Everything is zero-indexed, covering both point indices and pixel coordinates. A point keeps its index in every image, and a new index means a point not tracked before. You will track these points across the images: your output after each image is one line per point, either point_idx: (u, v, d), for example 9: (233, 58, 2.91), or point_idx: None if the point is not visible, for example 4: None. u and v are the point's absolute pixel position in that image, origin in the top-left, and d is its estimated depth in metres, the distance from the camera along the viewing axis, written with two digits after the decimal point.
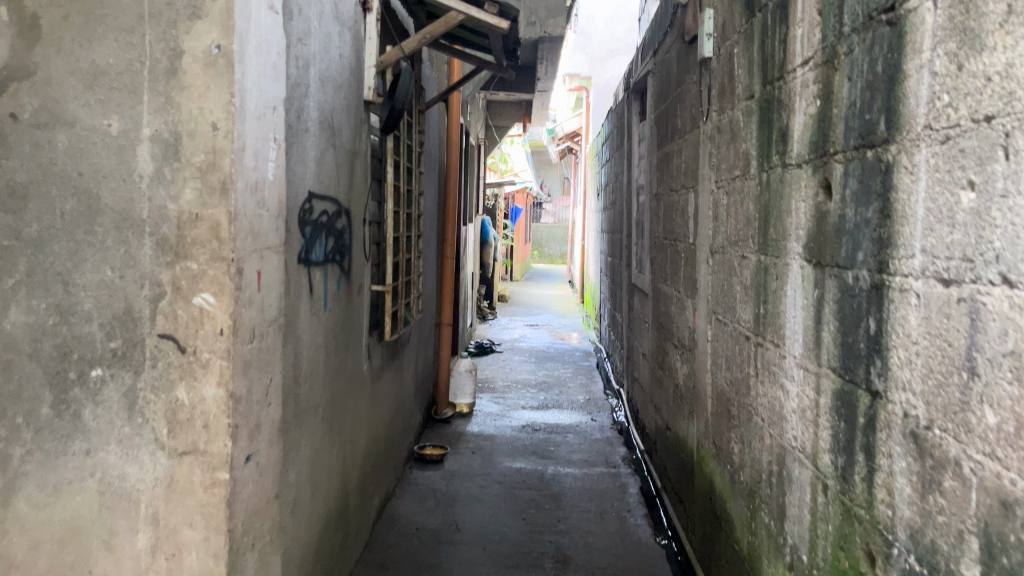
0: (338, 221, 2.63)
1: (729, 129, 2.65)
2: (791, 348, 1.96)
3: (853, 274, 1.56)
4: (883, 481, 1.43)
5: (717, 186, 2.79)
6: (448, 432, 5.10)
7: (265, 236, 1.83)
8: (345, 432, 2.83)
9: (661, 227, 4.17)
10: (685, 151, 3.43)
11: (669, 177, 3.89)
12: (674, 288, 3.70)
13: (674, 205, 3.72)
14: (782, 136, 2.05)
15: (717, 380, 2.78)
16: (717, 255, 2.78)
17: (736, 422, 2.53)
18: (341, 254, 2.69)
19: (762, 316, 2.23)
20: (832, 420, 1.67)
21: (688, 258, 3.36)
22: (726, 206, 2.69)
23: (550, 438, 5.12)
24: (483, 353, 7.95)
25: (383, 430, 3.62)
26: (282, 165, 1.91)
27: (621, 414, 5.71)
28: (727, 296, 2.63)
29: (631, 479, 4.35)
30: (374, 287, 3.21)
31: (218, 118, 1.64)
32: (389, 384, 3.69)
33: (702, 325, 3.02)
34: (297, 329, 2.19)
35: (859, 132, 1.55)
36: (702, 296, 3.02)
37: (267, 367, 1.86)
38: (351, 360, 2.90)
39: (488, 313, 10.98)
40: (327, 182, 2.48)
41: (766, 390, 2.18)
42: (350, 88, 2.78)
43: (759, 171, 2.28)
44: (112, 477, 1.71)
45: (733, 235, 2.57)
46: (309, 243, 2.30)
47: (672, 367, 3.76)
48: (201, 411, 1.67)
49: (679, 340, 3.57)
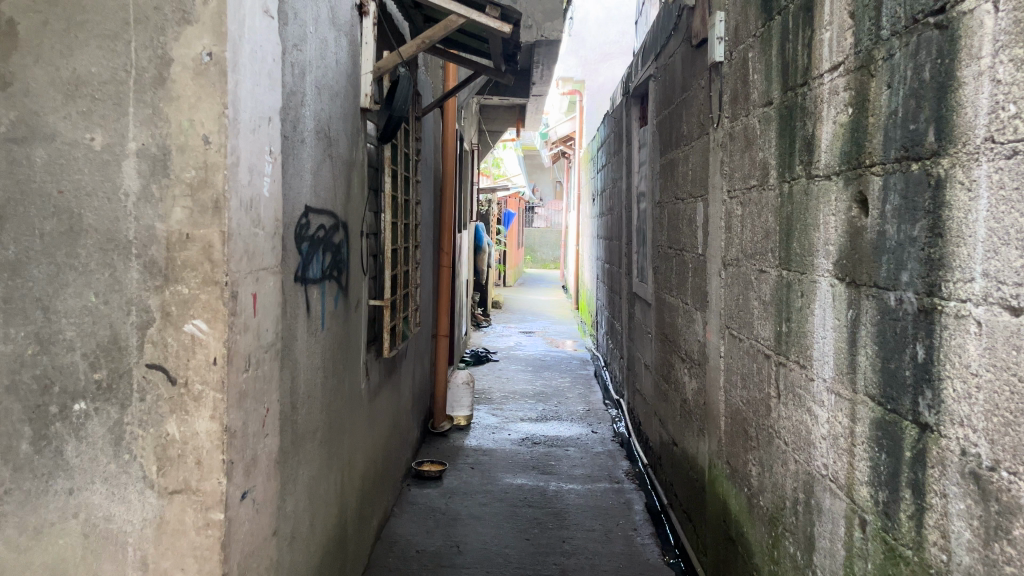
0: (336, 235, 2.51)
1: (743, 137, 2.56)
2: (820, 371, 1.85)
3: (896, 296, 1.46)
4: (936, 522, 1.33)
5: (730, 196, 2.69)
6: (446, 446, 4.99)
7: (261, 256, 1.71)
8: (343, 456, 2.71)
9: (665, 236, 4.07)
10: (692, 158, 3.34)
11: (674, 185, 3.79)
12: (681, 300, 3.60)
13: (680, 215, 3.62)
14: (807, 146, 1.95)
15: (732, 397, 2.68)
16: (730, 268, 2.68)
17: (754, 443, 2.43)
18: (339, 269, 2.57)
19: (784, 334, 2.13)
20: (871, 451, 1.57)
21: (696, 269, 3.26)
22: (741, 217, 2.58)
23: (550, 452, 5.01)
24: (479, 362, 7.83)
25: (381, 449, 3.50)
26: (278, 180, 1.79)
27: (621, 425, 5.61)
28: (743, 312, 2.53)
29: (636, 495, 4.24)
30: (372, 302, 3.09)
31: (210, 131, 1.52)
32: (387, 401, 3.57)
33: (714, 339, 2.92)
34: (294, 351, 2.07)
35: (902, 143, 1.45)
36: (714, 309, 2.92)
37: (264, 397, 1.74)
38: (349, 379, 2.78)
39: (483, 320, 10.86)
40: (324, 196, 2.36)
41: (789, 412, 2.07)
42: (348, 96, 2.67)
43: (779, 182, 2.18)
44: (97, 519, 1.58)
45: (749, 247, 2.47)
46: (306, 260, 2.18)
47: (679, 381, 3.66)
48: (194, 447, 1.55)
49: (687, 354, 3.46)
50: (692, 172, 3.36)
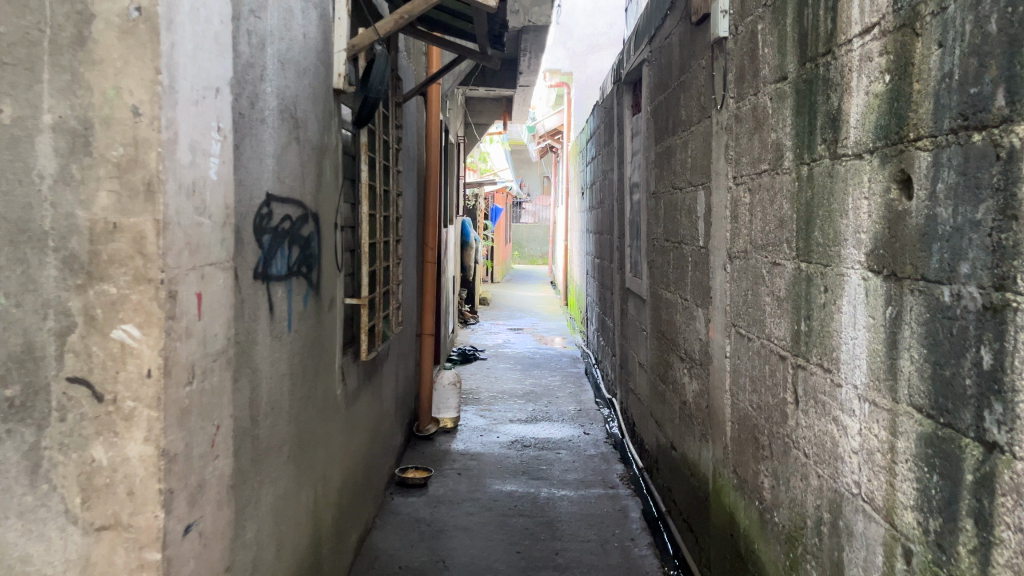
0: (305, 227, 2.27)
1: (751, 117, 2.34)
2: (849, 376, 1.63)
3: (954, 290, 1.24)
4: (1008, 562, 1.11)
5: (736, 182, 2.48)
6: (432, 451, 4.76)
7: (208, 249, 1.47)
8: (316, 469, 2.47)
9: (661, 228, 3.86)
10: (692, 144, 3.12)
11: (672, 174, 3.56)
12: (680, 296, 3.37)
13: (679, 205, 3.39)
14: (832, 122, 1.73)
15: (740, 402, 2.46)
16: (737, 261, 2.47)
17: (766, 452, 2.21)
18: (309, 265, 2.33)
19: (803, 333, 1.91)
20: (919, 471, 1.35)
21: (698, 262, 3.03)
22: (750, 205, 2.36)
23: (541, 455, 4.79)
24: (466, 361, 7.59)
25: (361, 458, 3.27)
26: (228, 162, 1.55)
27: (614, 425, 5.39)
28: (753, 308, 2.32)
29: (632, 501, 4.03)
30: (347, 300, 2.85)
31: (140, 101, 1.28)
32: (366, 407, 3.33)
33: (718, 338, 2.70)
34: (253, 357, 1.83)
35: (958, 110, 1.23)
36: (717, 306, 2.70)
37: (213, 413, 1.50)
38: (322, 385, 2.55)
39: (470, 317, 10.62)
40: (289, 183, 2.12)
41: (810, 421, 1.86)
42: (318, 75, 2.43)
43: (796, 165, 1.97)
44: (12, 562, 1.33)
45: (759, 238, 2.26)
46: (268, 255, 1.94)
47: (679, 382, 3.43)
48: (125, 475, 1.32)
49: (687, 354, 3.23)
50: (691, 158, 3.13)
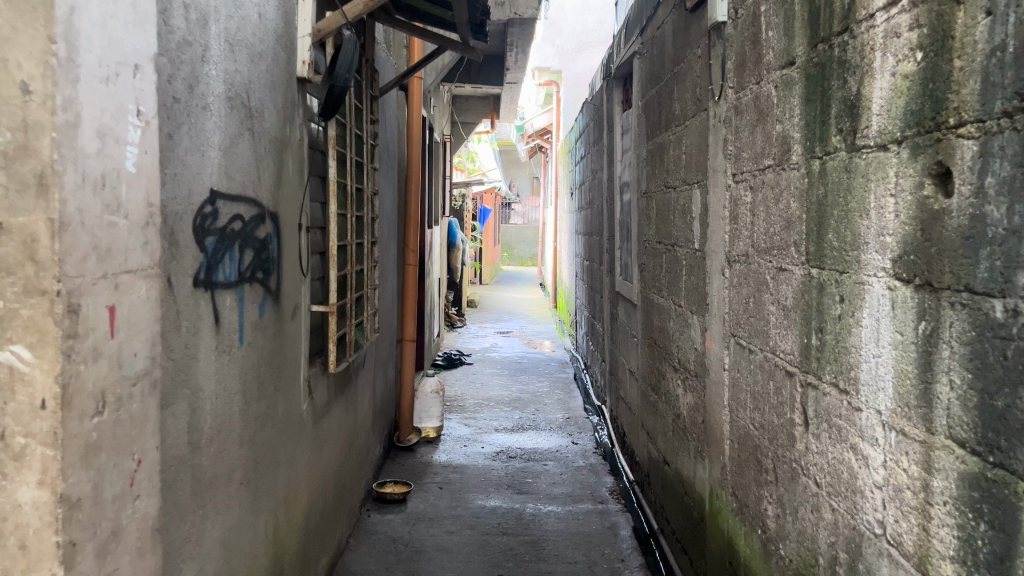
0: (261, 228, 2.05)
1: (753, 108, 2.14)
2: (871, 400, 1.43)
3: (1008, 306, 1.04)
4: None
5: (736, 179, 2.28)
6: (413, 463, 4.54)
7: (127, 254, 1.25)
8: (277, 495, 2.25)
9: (653, 229, 3.66)
10: (686, 139, 2.92)
11: (664, 172, 3.36)
12: (674, 303, 3.17)
13: (672, 205, 3.19)
14: (850, 109, 1.53)
15: (741, 419, 2.26)
16: (736, 266, 2.27)
17: (770, 477, 2.01)
18: (267, 271, 2.11)
19: (813, 346, 1.71)
20: (962, 517, 1.14)
21: (693, 266, 2.82)
22: (751, 204, 2.16)
23: (527, 467, 4.57)
24: (451, 366, 7.37)
25: (332, 476, 3.04)
26: (153, 151, 1.33)
27: (604, 434, 5.18)
28: (755, 317, 2.12)
29: (622, 517, 3.82)
30: (314, 307, 2.63)
31: (31, 76, 1.06)
32: (338, 421, 3.11)
33: (715, 348, 2.49)
34: (192, 376, 1.61)
35: (1013, 90, 1.03)
36: (714, 314, 2.50)
37: (134, 445, 1.28)
38: (284, 401, 2.33)
39: (457, 319, 10.41)
40: (241, 179, 1.91)
41: (823, 446, 1.65)
42: (278, 61, 2.21)
43: (805, 159, 1.76)
44: None
45: (762, 240, 2.06)
46: (212, 260, 1.72)
47: (672, 394, 3.23)
48: (15, 526, 1.10)
49: (681, 364, 3.03)
50: (686, 155, 2.93)
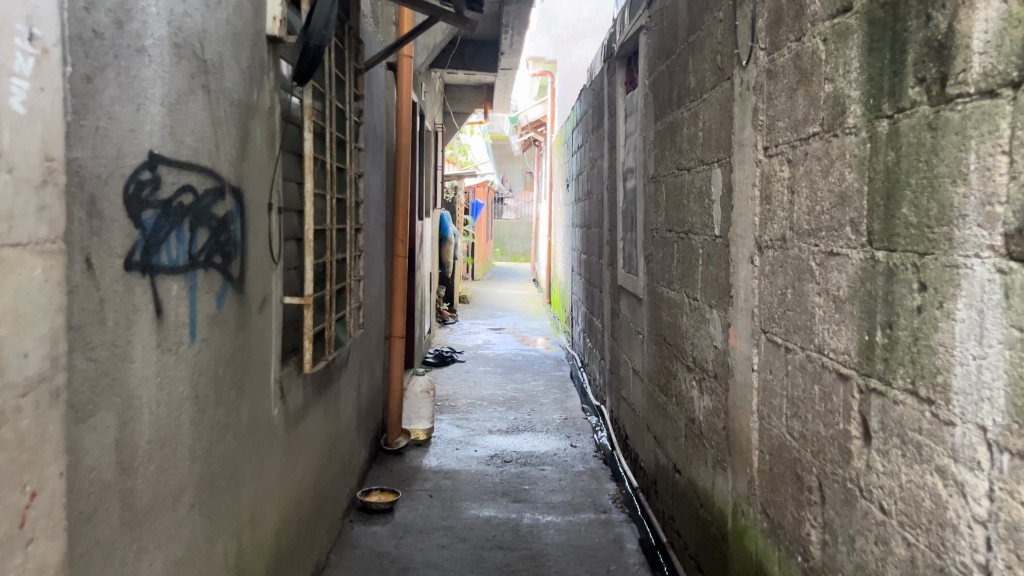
0: (219, 205, 1.75)
1: (791, 69, 1.85)
2: (971, 413, 1.15)
3: None
4: None
5: (770, 153, 1.99)
6: (402, 468, 4.23)
7: (11, 221, 0.96)
8: (241, 514, 1.96)
9: (662, 217, 3.37)
10: (705, 113, 2.64)
11: (677, 154, 3.07)
12: (687, 296, 2.88)
13: (686, 188, 2.90)
14: (937, 52, 1.24)
15: (774, 426, 1.97)
16: (770, 253, 1.98)
17: (815, 497, 1.72)
18: (226, 255, 1.81)
19: (878, 345, 1.42)
20: None
21: (711, 255, 2.54)
22: (790, 181, 1.87)
23: (523, 472, 4.28)
24: (443, 363, 7.06)
25: (310, 488, 2.74)
26: (50, 90, 1.05)
27: (604, 436, 4.89)
28: (795, 310, 1.83)
29: (628, 528, 3.53)
30: (288, 298, 2.32)
31: None
32: (317, 426, 2.81)
33: (741, 346, 2.21)
34: (122, 379, 1.31)
35: None
36: (740, 307, 2.21)
37: (22, 472, 1.00)
38: (250, 407, 2.02)
39: (449, 316, 10.11)
40: (193, 145, 1.60)
41: (896, 466, 1.36)
42: (242, 11, 1.90)
43: (866, 121, 1.47)
44: None
45: (805, 221, 1.76)
46: (150, 239, 1.41)
47: (685, 396, 2.95)
48: None
49: (697, 364, 2.74)
50: (703, 132, 2.65)
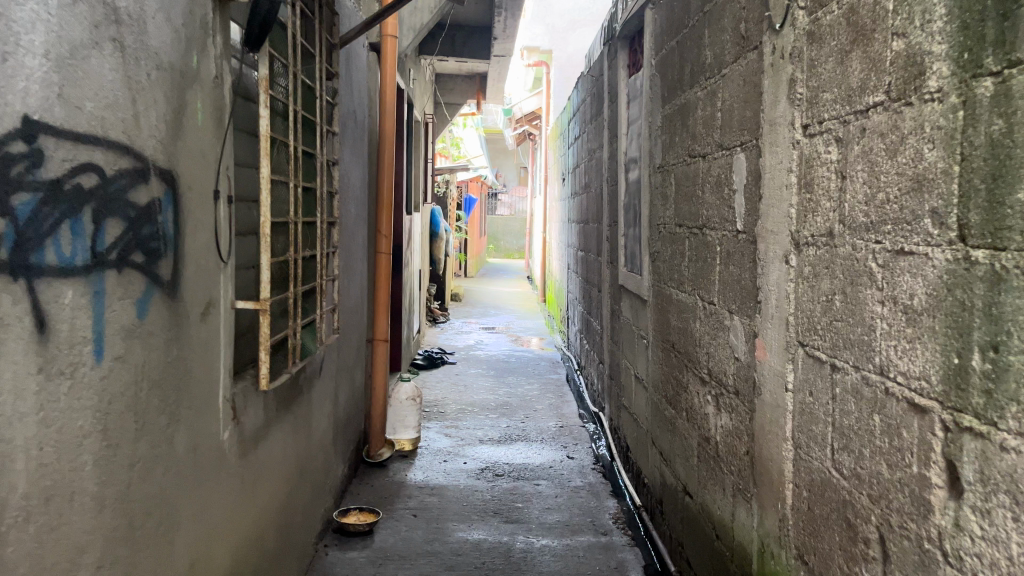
0: (142, 191, 1.42)
1: (841, 29, 1.53)
2: None
3: None
4: None
5: (812, 131, 1.67)
6: (385, 483, 3.90)
7: None
8: (177, 565, 1.63)
9: (671, 210, 3.05)
10: (724, 92, 2.31)
11: (690, 140, 2.75)
12: (702, 299, 2.56)
13: (701, 177, 2.58)
14: None
15: (815, 459, 1.65)
16: (812, 251, 1.66)
17: (872, 554, 1.40)
18: (153, 252, 1.48)
19: (975, 374, 1.10)
20: None
21: (732, 253, 2.22)
22: (839, 165, 1.55)
23: (517, 487, 3.95)
24: (432, 365, 6.73)
25: (273, 517, 2.40)
26: None
27: (603, 447, 4.57)
28: (846, 322, 1.50)
29: (631, 553, 3.22)
30: (240, 303, 1.98)
31: None
32: (281, 446, 2.48)
33: (771, 360, 1.89)
34: None
35: None
36: (770, 314, 1.89)
37: None
38: (189, 435, 1.69)
39: (440, 315, 9.77)
40: (101, 114, 1.27)
41: (1002, 533, 1.05)
42: None
43: (957, 83, 1.15)
44: None
45: (862, 213, 1.44)
46: (24, 233, 1.09)
47: (699, 412, 2.63)
48: None
49: (713, 377, 2.42)
50: (723, 111, 2.33)
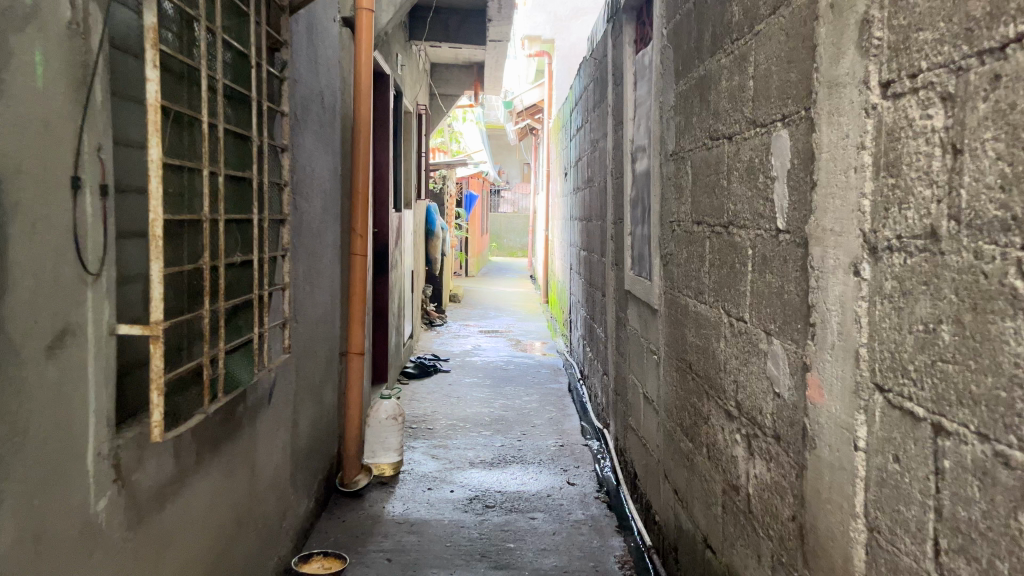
0: None
1: None
2: None
3: None
4: None
5: (898, 91, 1.18)
6: (359, 518, 3.43)
7: None
8: None
9: (687, 204, 2.56)
10: (758, 54, 1.83)
11: (711, 119, 2.26)
12: (728, 314, 2.09)
13: (725, 164, 2.10)
14: None
15: (906, 552, 1.16)
16: (901, 257, 1.17)
17: None
18: None
19: None
20: None
21: (772, 258, 1.74)
22: (947, 135, 1.06)
23: (510, 522, 3.47)
24: (424, 374, 6.25)
25: None
26: None
27: (609, 470, 4.08)
28: (962, 363, 1.02)
29: None
30: (123, 328, 1.49)
31: None
32: (208, 499, 2.00)
33: (830, 404, 1.40)
34: None
35: None
36: (830, 340, 1.40)
37: None
38: (27, 519, 1.21)
39: (437, 317, 9.30)
40: None
41: None
42: None
43: None
44: None
45: (995, 203, 0.95)
46: None
47: (723, 451, 2.15)
48: None
49: (744, 413, 1.94)
50: (757, 79, 1.84)
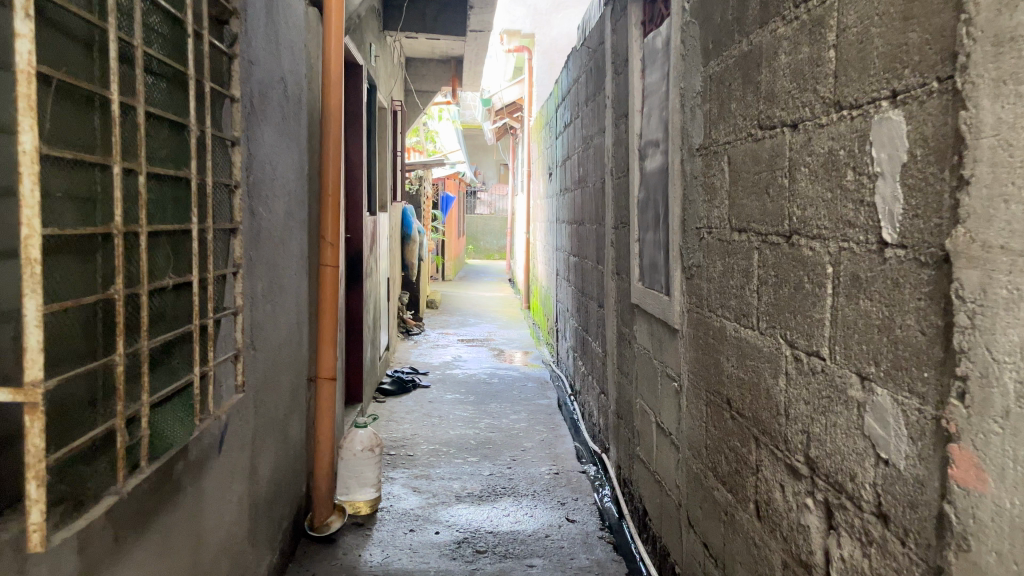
0: None
1: None
2: None
3: None
4: None
5: None
6: (331, 569, 2.97)
7: None
8: None
9: (723, 205, 2.14)
10: (845, 16, 1.41)
11: (761, 104, 1.85)
12: (792, 346, 1.67)
13: (788, 158, 1.68)
14: None
15: None
16: None
17: None
18: None
19: None
20: None
21: (875, 279, 1.32)
22: None
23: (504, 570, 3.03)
24: (403, 391, 5.79)
25: None
26: None
27: (612, 503, 3.66)
28: None
29: None
30: None
31: None
32: None
33: (999, 493, 0.99)
34: None
35: None
36: (1000, 404, 0.99)
37: None
38: None
39: (415, 326, 8.85)
40: None
41: None
42: None
43: None
44: None
45: None
46: None
47: (785, 515, 1.73)
48: None
49: (823, 475, 1.52)
50: (843, 47, 1.42)
